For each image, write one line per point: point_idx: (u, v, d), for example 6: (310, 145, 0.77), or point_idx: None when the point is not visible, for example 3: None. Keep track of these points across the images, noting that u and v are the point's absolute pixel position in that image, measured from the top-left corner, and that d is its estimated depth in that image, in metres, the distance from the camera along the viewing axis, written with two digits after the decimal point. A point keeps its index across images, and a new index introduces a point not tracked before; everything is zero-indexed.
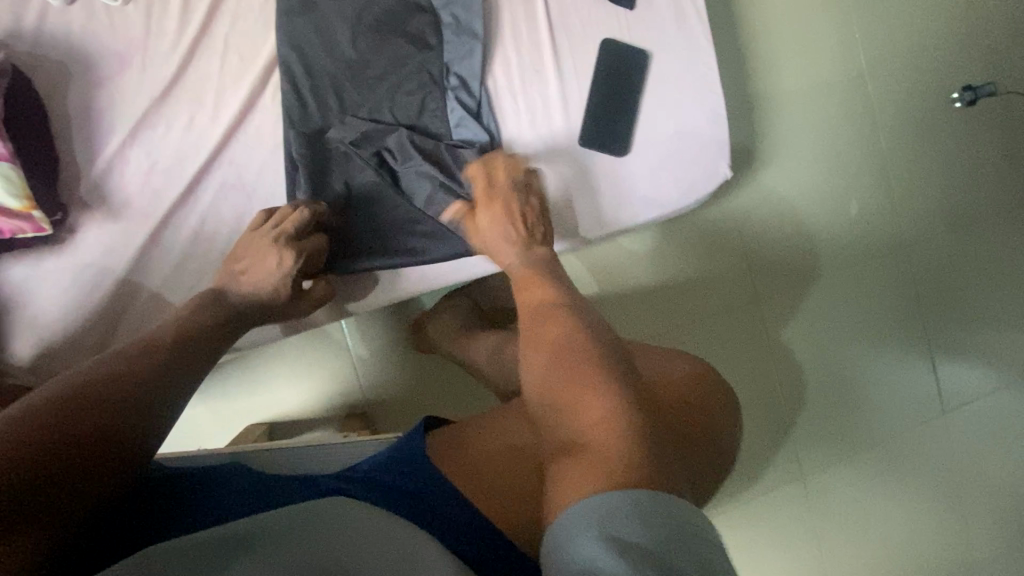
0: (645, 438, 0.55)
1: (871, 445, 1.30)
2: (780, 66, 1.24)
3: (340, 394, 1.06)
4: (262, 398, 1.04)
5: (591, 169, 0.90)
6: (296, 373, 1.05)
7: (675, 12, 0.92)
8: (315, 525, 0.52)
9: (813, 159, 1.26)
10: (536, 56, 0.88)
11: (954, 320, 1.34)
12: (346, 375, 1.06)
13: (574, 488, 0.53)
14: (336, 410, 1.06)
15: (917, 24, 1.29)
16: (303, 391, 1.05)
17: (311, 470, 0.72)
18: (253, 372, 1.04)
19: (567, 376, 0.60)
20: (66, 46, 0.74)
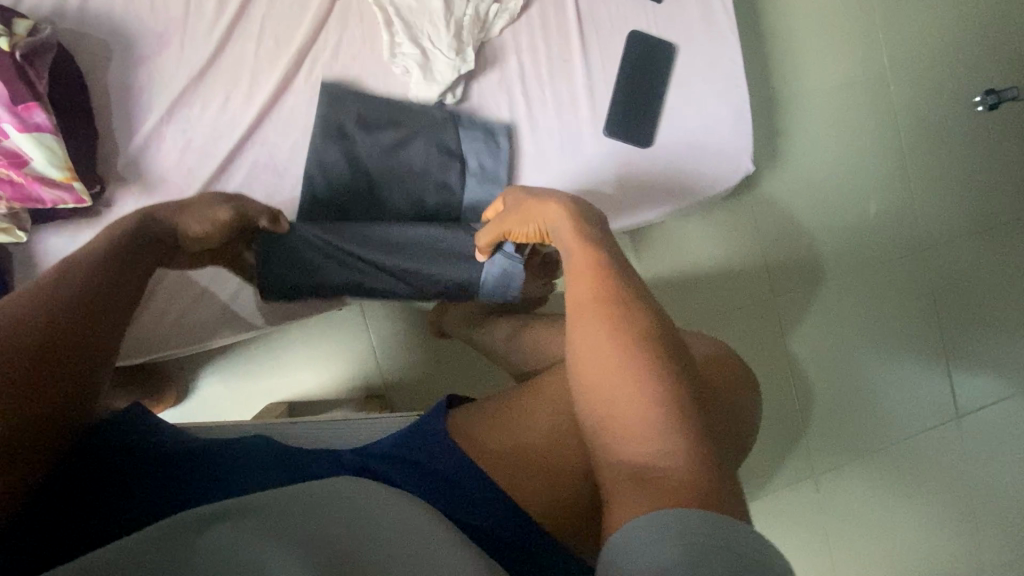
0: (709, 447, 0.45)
1: (882, 447, 1.30)
2: (802, 65, 1.24)
3: (359, 377, 1.08)
4: (281, 378, 1.06)
5: (616, 160, 0.90)
6: (317, 354, 1.07)
7: (702, 8, 0.93)
8: (328, 504, 0.46)
9: (833, 160, 1.27)
10: (564, 46, 0.89)
11: (970, 325, 1.34)
12: (365, 358, 1.08)
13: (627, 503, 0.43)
14: (355, 392, 1.07)
15: (941, 28, 1.29)
16: (323, 372, 1.07)
17: (336, 444, 0.73)
18: (275, 351, 1.05)
19: (619, 377, 0.47)
20: (109, 24, 0.76)
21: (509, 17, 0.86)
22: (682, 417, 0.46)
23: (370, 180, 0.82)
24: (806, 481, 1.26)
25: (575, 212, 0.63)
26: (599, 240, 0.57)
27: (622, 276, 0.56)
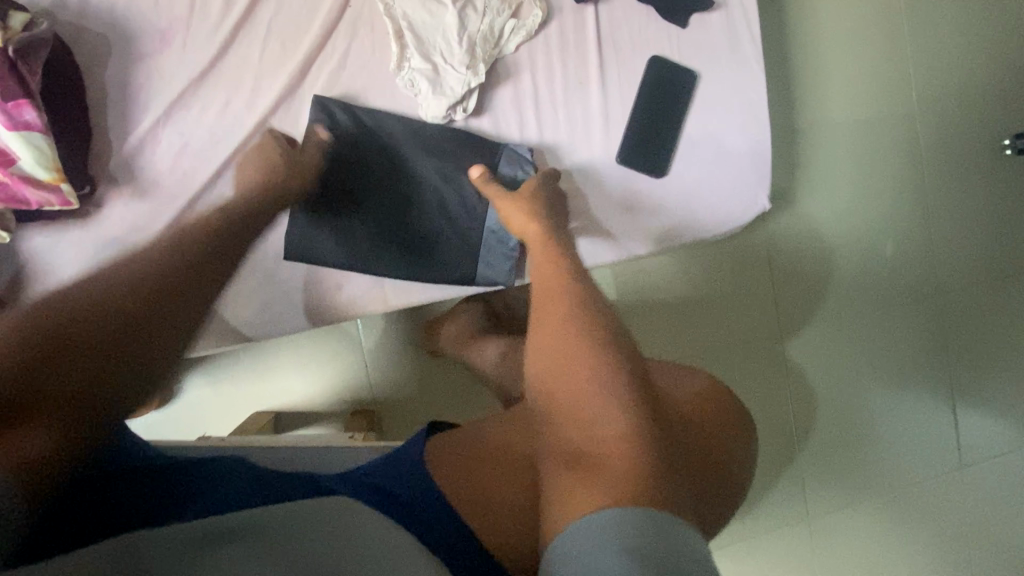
0: (652, 446, 0.54)
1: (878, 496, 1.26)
2: (826, 97, 1.20)
3: (348, 390, 1.05)
4: (266, 387, 1.03)
5: (626, 189, 0.87)
6: (306, 366, 1.04)
7: (729, 35, 0.89)
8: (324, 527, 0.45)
9: (856, 196, 1.23)
10: (582, 67, 0.85)
11: (979, 376, 1.30)
12: (353, 371, 1.05)
13: (577, 500, 0.51)
14: (343, 406, 1.05)
15: (975, 68, 1.24)
16: (311, 384, 1.04)
17: (315, 470, 0.70)
18: (263, 360, 1.03)
19: (575, 377, 0.57)
20: (111, 19, 0.73)
21: (527, 32, 0.82)
22: (627, 416, 0.55)
23: (366, 190, 0.80)
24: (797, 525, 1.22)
25: (550, 235, 0.74)
26: (565, 256, 0.70)
27: (581, 286, 0.66)
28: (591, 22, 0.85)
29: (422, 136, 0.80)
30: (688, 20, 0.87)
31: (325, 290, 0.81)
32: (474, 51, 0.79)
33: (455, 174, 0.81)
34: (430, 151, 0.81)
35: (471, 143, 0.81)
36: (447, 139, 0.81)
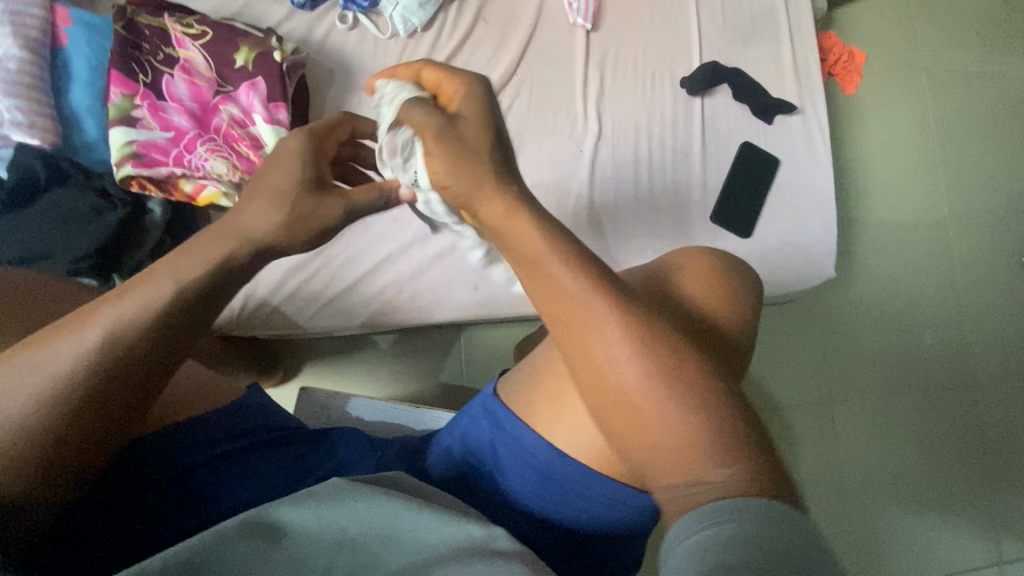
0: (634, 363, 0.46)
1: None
2: (875, 194, 1.38)
3: (427, 391, 1.06)
4: (356, 378, 1.04)
5: (719, 241, 1.03)
6: (383, 367, 1.05)
7: (805, 133, 1.11)
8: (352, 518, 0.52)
9: (898, 266, 1.35)
10: (687, 143, 1.06)
11: (1010, 451, 1.34)
12: (449, 368, 1.07)
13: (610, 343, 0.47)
14: (428, 398, 1.05)
15: (1006, 181, 1.43)
16: (390, 382, 1.05)
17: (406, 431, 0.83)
18: (338, 361, 1.04)
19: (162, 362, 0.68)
20: (339, 56, 0.94)
21: (643, 112, 1.05)
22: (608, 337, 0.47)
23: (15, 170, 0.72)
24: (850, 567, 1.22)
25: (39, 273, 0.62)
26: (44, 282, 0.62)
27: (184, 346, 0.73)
28: (698, 110, 1.07)
29: (139, 19, 0.78)
30: (773, 119, 1.10)
31: (461, 290, 0.95)
32: (601, 124, 1.02)
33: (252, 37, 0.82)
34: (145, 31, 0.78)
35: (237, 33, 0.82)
36: (167, 22, 0.79)
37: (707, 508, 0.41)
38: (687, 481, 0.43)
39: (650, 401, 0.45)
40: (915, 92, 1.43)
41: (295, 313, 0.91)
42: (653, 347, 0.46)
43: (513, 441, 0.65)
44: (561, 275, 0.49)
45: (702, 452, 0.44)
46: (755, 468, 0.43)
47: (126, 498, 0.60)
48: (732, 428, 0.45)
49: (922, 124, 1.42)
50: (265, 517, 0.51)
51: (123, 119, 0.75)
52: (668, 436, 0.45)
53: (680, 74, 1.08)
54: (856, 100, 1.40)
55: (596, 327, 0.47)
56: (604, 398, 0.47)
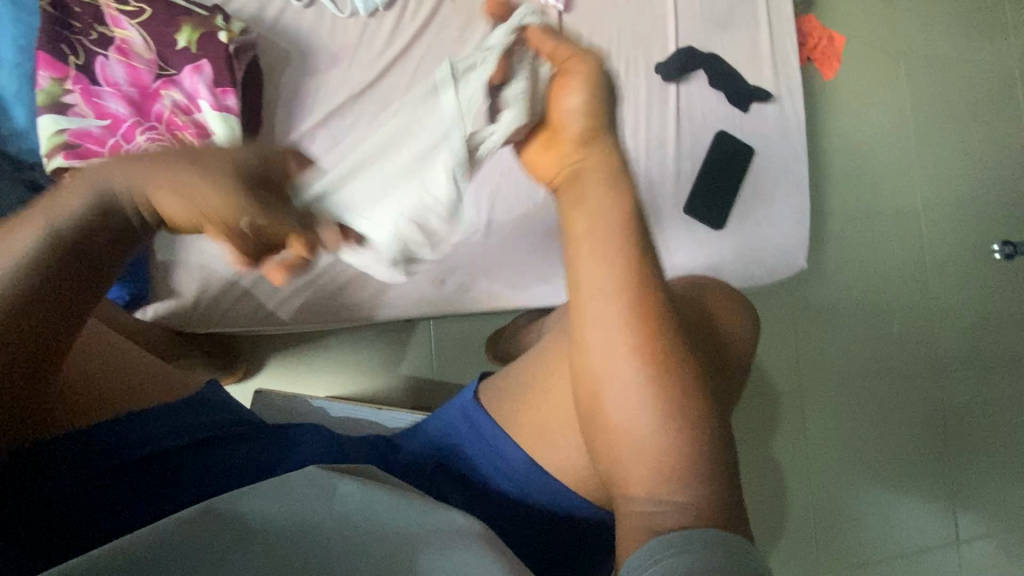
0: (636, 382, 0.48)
1: (876, 564, 1.27)
2: (850, 182, 1.37)
3: (396, 384, 1.04)
4: (321, 372, 1.01)
5: (692, 232, 1.02)
6: (349, 361, 1.02)
7: (781, 122, 1.09)
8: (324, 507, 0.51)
9: (870, 255, 1.36)
10: (662, 130, 1.03)
11: (973, 435, 1.37)
12: (418, 363, 1.05)
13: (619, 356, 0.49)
14: (396, 392, 1.03)
15: (978, 169, 1.44)
16: (357, 377, 1.02)
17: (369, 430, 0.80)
18: (302, 355, 1.01)
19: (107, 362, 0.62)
20: (294, 36, 0.88)
21: (617, 97, 1.01)
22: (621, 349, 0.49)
23: None
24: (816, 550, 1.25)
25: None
26: None
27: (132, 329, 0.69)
28: (673, 97, 1.04)
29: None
30: (749, 107, 1.07)
31: (427, 283, 0.92)
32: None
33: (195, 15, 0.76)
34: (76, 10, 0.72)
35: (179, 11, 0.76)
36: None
37: (658, 540, 0.44)
38: (659, 504, 0.47)
39: (641, 425, 0.48)
40: (892, 78, 1.41)
41: (253, 307, 0.87)
42: (660, 375, 0.48)
43: (490, 448, 0.63)
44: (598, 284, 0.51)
45: (671, 481, 0.47)
46: (713, 503, 0.47)
47: (68, 482, 0.53)
48: (708, 467, 0.48)
49: (898, 111, 1.41)
50: (226, 512, 0.48)
51: (53, 105, 0.70)
52: (649, 461, 0.48)
53: (655, 58, 1.04)
54: (834, 85, 1.38)
55: (608, 346, 0.49)
56: (600, 410, 0.50)
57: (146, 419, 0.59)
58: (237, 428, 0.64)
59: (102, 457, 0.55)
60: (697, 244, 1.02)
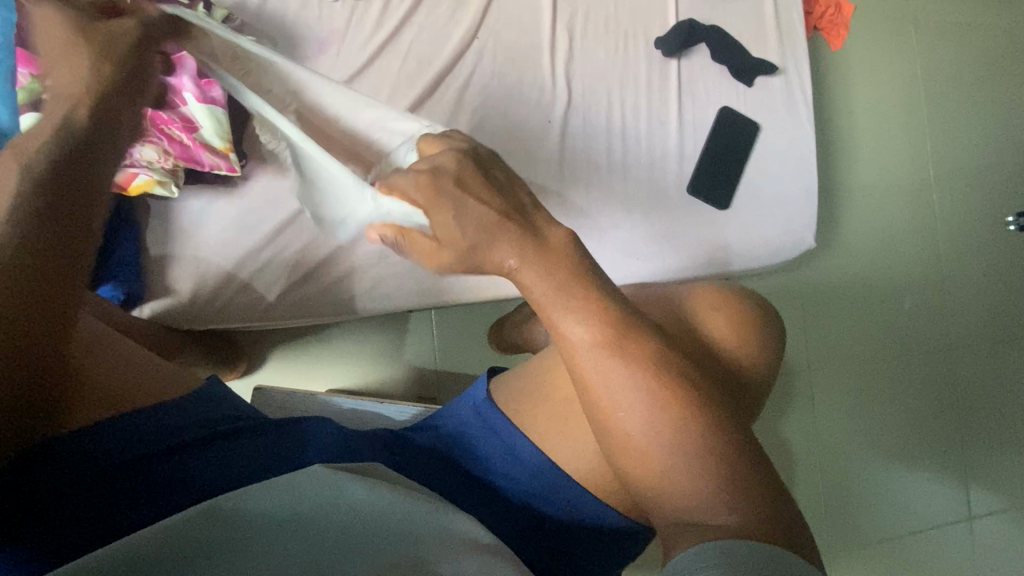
0: (644, 405, 0.46)
1: (887, 543, 1.26)
2: (859, 156, 1.33)
3: (399, 376, 1.03)
4: (323, 366, 1.00)
5: (696, 214, 0.99)
6: (352, 353, 1.02)
7: (786, 96, 1.05)
8: (329, 502, 0.49)
9: (880, 230, 1.32)
10: (663, 108, 1.00)
11: (986, 411, 1.35)
12: (421, 353, 1.04)
13: (620, 382, 0.47)
14: (401, 383, 1.03)
15: (992, 137, 1.39)
16: (360, 369, 1.02)
17: (372, 423, 0.79)
18: (305, 349, 1.00)
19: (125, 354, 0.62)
20: (280, 22, 0.85)
21: (615, 75, 0.98)
22: (620, 376, 0.47)
23: None
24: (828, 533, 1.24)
25: None
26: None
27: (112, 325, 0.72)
28: (674, 73, 1.00)
29: None
30: (753, 81, 1.03)
31: (426, 273, 0.91)
32: (570, 92, 0.95)
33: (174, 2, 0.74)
34: None
35: None
36: None
37: (702, 548, 0.41)
38: (692, 517, 0.45)
39: (655, 445, 0.46)
40: (902, 45, 1.36)
41: (249, 305, 0.86)
42: (661, 387, 0.47)
43: (503, 444, 0.62)
44: (564, 319, 0.48)
45: (701, 493, 0.45)
46: (754, 506, 0.44)
47: (58, 480, 0.50)
48: (738, 471, 0.45)
49: (909, 80, 1.36)
50: (233, 514, 0.46)
51: (33, 103, 0.70)
52: (676, 476, 0.46)
53: (654, 33, 1.00)
54: (840, 56, 1.33)
55: (606, 368, 0.47)
56: (610, 438, 0.48)
57: (145, 415, 0.56)
58: (239, 425, 0.61)
59: (93, 461, 0.52)
60: (701, 225, 0.99)
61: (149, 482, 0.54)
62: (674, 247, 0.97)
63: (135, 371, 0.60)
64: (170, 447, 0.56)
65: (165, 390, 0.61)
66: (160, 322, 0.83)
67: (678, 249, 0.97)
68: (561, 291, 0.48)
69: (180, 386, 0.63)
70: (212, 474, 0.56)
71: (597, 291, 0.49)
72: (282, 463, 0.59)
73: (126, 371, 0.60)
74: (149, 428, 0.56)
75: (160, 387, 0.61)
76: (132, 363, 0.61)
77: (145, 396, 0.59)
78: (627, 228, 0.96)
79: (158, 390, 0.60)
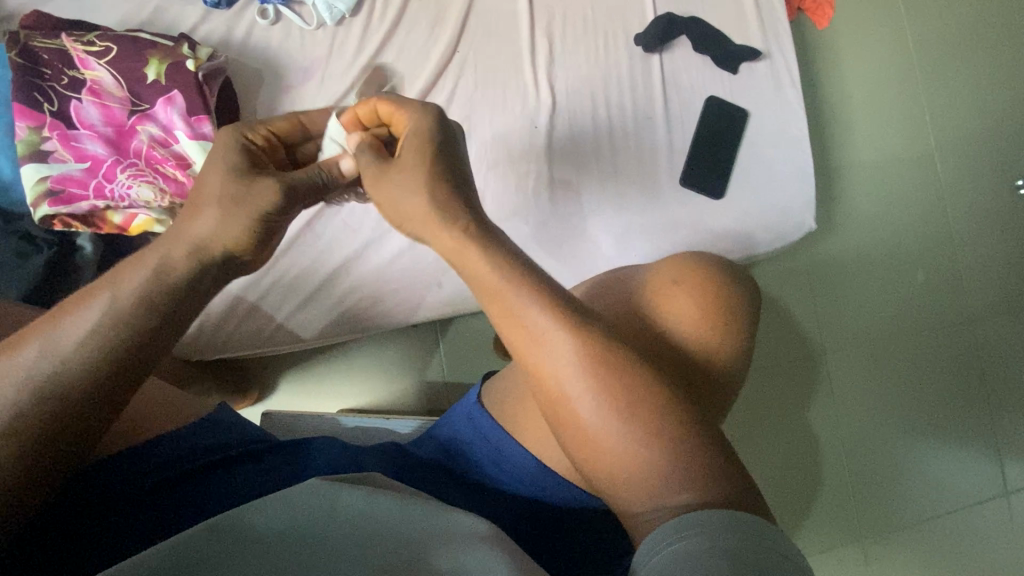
0: (594, 388, 0.48)
1: (921, 526, 1.23)
2: (857, 132, 1.31)
3: (409, 390, 1.04)
4: (334, 386, 1.02)
5: (691, 205, 0.99)
6: (360, 371, 1.03)
7: (773, 80, 1.04)
8: (327, 514, 0.49)
9: (886, 206, 1.30)
10: (649, 103, 1.00)
11: (1015, 383, 1.31)
12: (427, 365, 1.05)
13: (568, 370, 0.48)
14: (410, 398, 1.03)
15: (993, 103, 1.36)
16: (369, 386, 1.03)
17: (381, 439, 0.80)
18: (314, 371, 1.01)
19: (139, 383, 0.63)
20: (265, 55, 0.88)
21: (598, 75, 0.98)
22: (568, 362, 0.48)
23: None
24: (857, 518, 1.21)
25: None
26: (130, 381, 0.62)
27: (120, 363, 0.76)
28: (657, 67, 1.00)
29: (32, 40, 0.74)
30: (738, 68, 1.03)
31: (425, 286, 0.92)
32: (554, 96, 0.96)
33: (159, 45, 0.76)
34: (39, 53, 0.73)
35: (141, 44, 0.76)
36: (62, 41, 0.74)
37: (669, 524, 0.43)
38: (654, 500, 0.46)
39: (608, 427, 0.47)
40: (891, 18, 1.34)
41: (254, 332, 0.87)
42: (609, 373, 0.48)
43: (501, 451, 0.62)
44: (519, 307, 0.50)
45: (660, 477, 0.46)
46: (714, 490, 0.45)
47: (87, 510, 0.53)
48: (695, 453, 0.47)
49: (901, 52, 1.34)
50: (231, 530, 0.46)
51: (35, 154, 0.72)
52: (633, 459, 0.47)
53: (634, 30, 1.01)
54: (827, 34, 1.32)
55: (555, 355, 0.49)
56: (562, 422, 0.49)
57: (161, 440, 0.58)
58: (254, 445, 0.63)
59: (119, 485, 0.54)
60: (698, 216, 0.98)
61: (173, 500, 0.56)
62: (670, 242, 0.97)
63: (151, 399, 0.62)
64: (192, 466, 0.58)
65: (187, 413, 0.64)
66: (173, 357, 0.86)
67: (676, 244, 0.97)
68: (507, 287, 0.50)
69: (199, 410, 0.65)
70: (231, 490, 0.57)
71: (539, 283, 0.50)
72: (288, 480, 0.59)
73: (145, 400, 0.62)
74: (167, 449, 0.58)
75: (180, 411, 0.63)
76: (147, 393, 0.63)
77: (167, 420, 0.61)
78: (625, 228, 0.96)
79: (178, 414, 0.63)
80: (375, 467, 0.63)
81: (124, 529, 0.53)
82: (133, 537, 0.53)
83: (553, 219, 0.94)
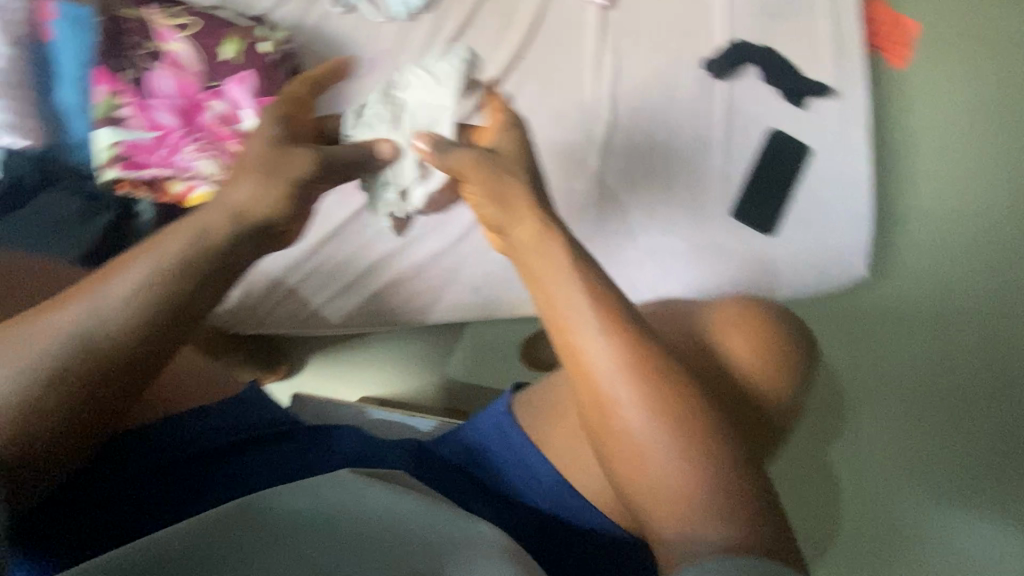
0: (641, 403, 0.47)
1: None
2: (920, 181, 1.26)
3: (430, 385, 1.04)
4: (358, 372, 1.03)
5: (739, 236, 0.96)
6: (386, 361, 1.03)
7: (841, 118, 1.01)
8: (353, 508, 0.49)
9: (944, 260, 1.24)
10: (708, 128, 0.97)
11: None
12: (451, 364, 1.05)
13: (616, 380, 0.48)
14: (430, 393, 1.04)
15: None
16: (392, 377, 1.03)
17: (399, 434, 0.80)
18: (341, 355, 1.03)
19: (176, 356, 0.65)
20: (335, 43, 0.89)
21: (660, 95, 0.96)
22: (617, 371, 0.47)
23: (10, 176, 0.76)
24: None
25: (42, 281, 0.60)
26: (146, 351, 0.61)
27: None
28: (722, 93, 0.98)
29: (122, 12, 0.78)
30: (805, 103, 1.00)
31: (460, 286, 0.92)
32: (612, 111, 0.95)
33: (238, 27, 0.79)
34: (126, 23, 0.78)
35: (220, 25, 0.79)
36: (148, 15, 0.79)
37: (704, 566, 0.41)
38: (693, 538, 0.44)
39: (650, 445, 0.46)
40: (974, 66, 1.28)
41: (292, 312, 0.89)
42: (656, 389, 0.47)
43: (523, 465, 0.62)
44: (566, 311, 0.49)
45: (699, 510, 0.44)
46: (750, 532, 0.43)
47: (120, 475, 0.54)
48: (736, 489, 0.45)
49: (980, 103, 1.28)
50: (263, 512, 0.47)
51: (110, 119, 0.76)
52: (672, 488, 0.45)
53: (702, 54, 0.99)
54: (900, 77, 1.28)
55: (602, 363, 0.48)
56: (604, 435, 0.48)
57: (196, 415, 0.59)
58: (280, 427, 0.63)
59: (151, 454, 0.56)
60: (745, 249, 0.96)
61: (202, 477, 0.57)
62: (713, 272, 0.94)
63: (186, 372, 0.63)
64: (223, 445, 0.59)
65: (219, 390, 0.64)
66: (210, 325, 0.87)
67: (719, 275, 0.94)
68: (556, 284, 0.50)
69: (231, 387, 0.66)
70: (254, 472, 0.58)
71: (592, 286, 0.50)
72: (308, 468, 0.60)
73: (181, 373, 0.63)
74: (199, 426, 0.59)
75: (213, 388, 0.64)
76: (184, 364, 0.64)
77: (200, 395, 0.62)
78: (667, 252, 0.94)
79: (211, 390, 0.64)
80: (394, 463, 0.63)
81: (152, 499, 0.54)
82: (161, 509, 0.54)
83: (597, 235, 0.92)
